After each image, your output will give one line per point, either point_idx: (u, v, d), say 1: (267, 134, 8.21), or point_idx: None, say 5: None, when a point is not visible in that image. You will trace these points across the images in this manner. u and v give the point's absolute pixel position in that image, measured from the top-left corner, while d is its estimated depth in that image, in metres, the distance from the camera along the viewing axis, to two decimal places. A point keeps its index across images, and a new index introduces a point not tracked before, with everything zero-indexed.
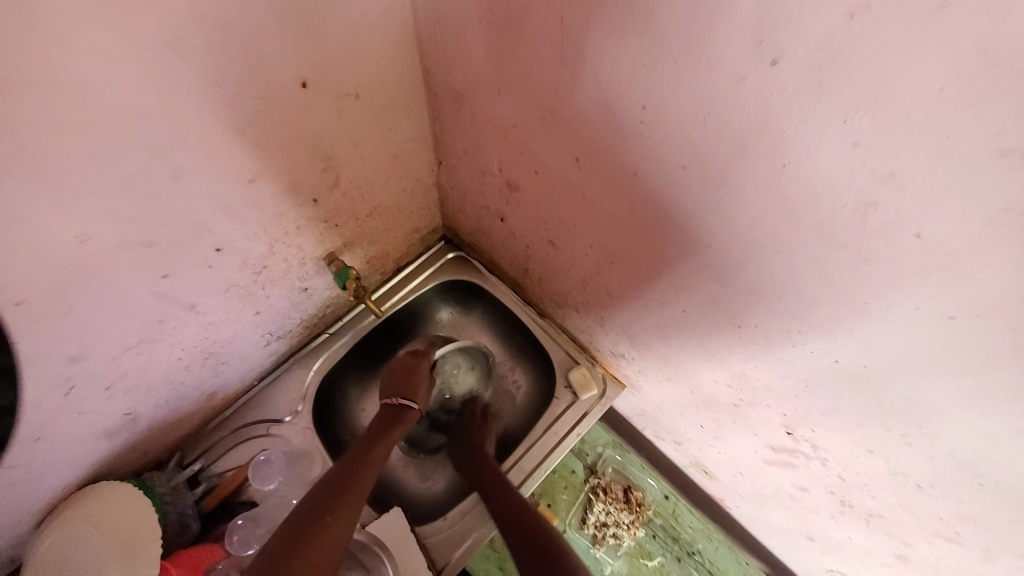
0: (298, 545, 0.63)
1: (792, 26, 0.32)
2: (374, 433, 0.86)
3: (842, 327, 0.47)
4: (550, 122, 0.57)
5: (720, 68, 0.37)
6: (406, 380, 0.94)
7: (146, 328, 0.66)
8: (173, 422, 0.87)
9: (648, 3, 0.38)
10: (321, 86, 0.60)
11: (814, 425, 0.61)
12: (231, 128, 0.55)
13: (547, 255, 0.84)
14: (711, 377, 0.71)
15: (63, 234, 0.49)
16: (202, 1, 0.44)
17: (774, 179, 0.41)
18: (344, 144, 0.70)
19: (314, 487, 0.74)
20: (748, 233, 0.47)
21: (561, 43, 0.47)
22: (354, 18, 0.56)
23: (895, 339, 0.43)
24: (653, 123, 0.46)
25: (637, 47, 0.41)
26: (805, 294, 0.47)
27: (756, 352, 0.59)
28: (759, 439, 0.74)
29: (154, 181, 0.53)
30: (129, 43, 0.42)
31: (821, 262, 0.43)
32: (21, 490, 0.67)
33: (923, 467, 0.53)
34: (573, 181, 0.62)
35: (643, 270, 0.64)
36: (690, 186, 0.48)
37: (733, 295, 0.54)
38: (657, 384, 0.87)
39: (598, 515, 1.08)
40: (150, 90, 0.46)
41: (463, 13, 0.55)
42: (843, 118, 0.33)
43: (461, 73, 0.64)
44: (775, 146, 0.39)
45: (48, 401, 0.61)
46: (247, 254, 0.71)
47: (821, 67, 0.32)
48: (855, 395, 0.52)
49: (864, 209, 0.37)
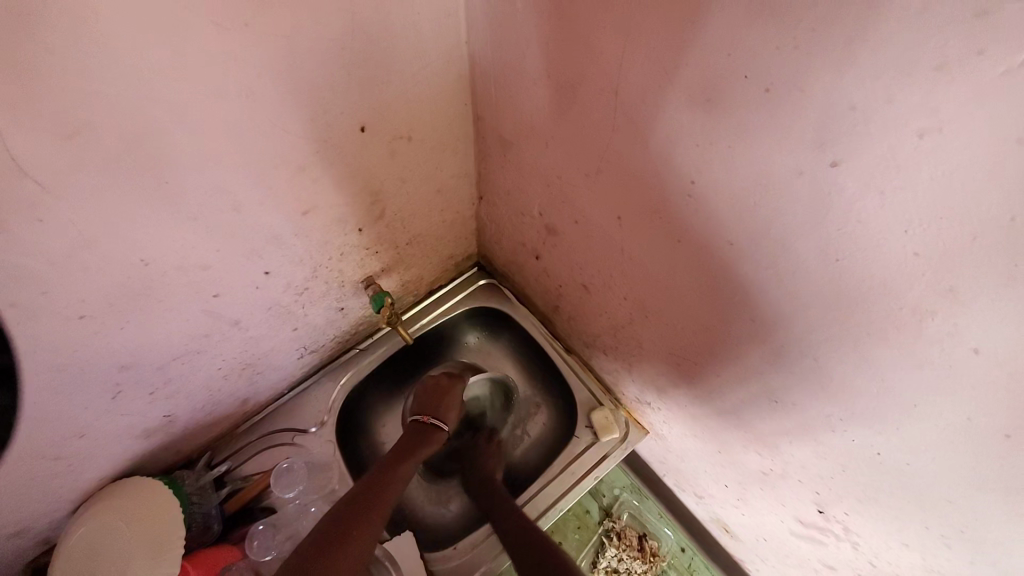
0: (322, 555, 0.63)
1: (857, 135, 0.31)
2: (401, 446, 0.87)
3: (887, 420, 0.45)
4: (596, 180, 0.58)
5: (777, 162, 0.37)
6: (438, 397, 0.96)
7: (193, 340, 0.70)
8: (206, 425, 0.91)
9: (707, 92, 0.38)
10: (377, 128, 0.62)
11: (848, 509, 0.59)
12: (291, 166, 0.58)
13: (580, 297, 0.84)
14: (741, 442, 0.69)
15: (129, 257, 0.52)
16: (279, 56, 0.47)
17: (824, 270, 0.40)
18: (393, 180, 0.72)
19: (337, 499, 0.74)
20: (793, 316, 0.45)
21: (614, 113, 0.48)
22: (416, 69, 0.59)
23: (939, 441, 0.42)
24: (701, 201, 0.46)
25: (691, 128, 0.41)
26: (848, 383, 0.46)
27: (791, 428, 0.57)
28: (787, 510, 0.71)
29: (217, 212, 0.56)
30: (208, 93, 0.45)
31: (870, 354, 0.42)
32: (64, 479, 0.71)
33: (962, 571, 0.51)
34: (613, 236, 0.62)
35: (677, 329, 0.63)
36: (732, 260, 0.47)
37: (773, 371, 0.53)
38: (681, 437, 0.85)
39: (610, 560, 1.06)
40: (222, 135, 0.49)
41: (520, 71, 0.57)
42: (904, 228, 0.33)
43: (510, 121, 0.65)
44: (829, 240, 0.38)
45: (98, 402, 0.65)
46: (291, 277, 0.74)
47: (884, 177, 0.32)
48: (896, 488, 0.50)
49: (921, 316, 0.36)
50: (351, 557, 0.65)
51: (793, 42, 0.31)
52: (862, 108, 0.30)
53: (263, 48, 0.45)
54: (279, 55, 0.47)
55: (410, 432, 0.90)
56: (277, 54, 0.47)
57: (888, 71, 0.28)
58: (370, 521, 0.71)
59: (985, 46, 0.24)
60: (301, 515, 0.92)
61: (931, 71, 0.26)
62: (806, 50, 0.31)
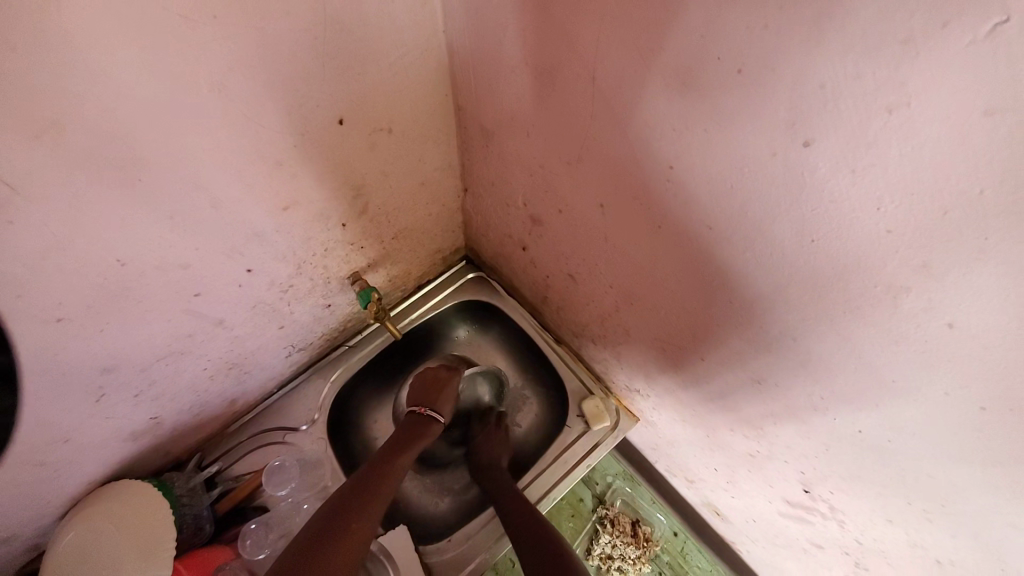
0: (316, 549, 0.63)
1: (828, 114, 0.31)
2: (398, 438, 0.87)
3: (867, 398, 0.46)
4: (578, 168, 0.57)
5: (752, 144, 0.37)
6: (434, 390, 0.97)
7: (176, 340, 0.69)
8: (194, 427, 0.90)
9: (682, 74, 0.38)
10: (356, 121, 0.61)
11: (833, 487, 0.60)
12: (269, 161, 0.57)
13: (567, 287, 0.84)
14: (728, 425, 0.69)
15: (106, 257, 0.51)
16: (251, 47, 0.46)
17: (802, 250, 0.40)
18: (374, 173, 0.71)
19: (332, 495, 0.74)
20: (774, 297, 0.46)
21: (592, 99, 0.48)
22: (394, 59, 0.58)
23: (919, 416, 0.43)
24: (680, 185, 0.46)
25: (668, 112, 0.41)
26: (829, 362, 0.46)
27: (776, 409, 0.57)
28: (775, 491, 0.72)
29: (194, 209, 0.55)
30: (179, 88, 0.44)
31: (849, 333, 0.42)
32: (49, 486, 0.70)
33: (943, 543, 0.52)
34: (597, 224, 0.62)
35: (662, 315, 0.64)
36: (712, 244, 0.47)
37: (756, 353, 0.53)
38: (671, 423, 0.86)
39: (604, 547, 1.06)
40: (195, 131, 0.48)
41: (498, 59, 0.56)
42: (877, 206, 0.33)
43: (491, 111, 0.65)
44: (805, 220, 0.38)
45: (81, 406, 0.64)
46: (275, 274, 0.73)
47: (856, 154, 0.32)
48: (878, 464, 0.51)
49: (896, 293, 0.36)
50: (346, 552, 0.65)
51: (762, 22, 0.31)
52: (831, 86, 0.30)
53: (234, 40, 0.44)
54: (251, 46, 0.46)
55: (406, 426, 0.90)
56: (249, 46, 0.46)
57: (856, 48, 0.28)
58: (368, 514, 0.71)
59: (950, 19, 0.24)
60: (294, 513, 0.91)
61: (898, 47, 0.26)
62: (775, 30, 0.31)
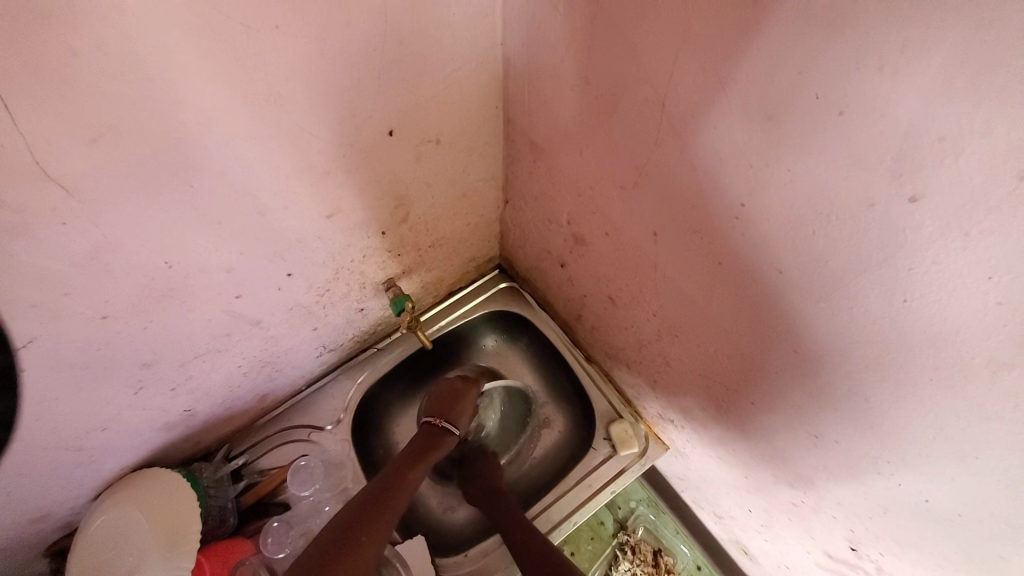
0: (334, 556, 0.63)
1: (942, 170, 0.28)
2: (412, 449, 0.85)
3: (943, 470, 0.42)
4: (634, 193, 0.55)
5: (845, 190, 0.34)
6: (449, 398, 0.93)
7: (214, 339, 0.69)
8: (224, 419, 0.91)
9: (770, 110, 0.35)
10: (405, 133, 0.60)
11: (883, 550, 0.56)
12: (317, 170, 0.57)
13: (605, 309, 0.82)
14: (771, 471, 0.66)
15: (154, 259, 0.51)
16: (311, 58, 0.45)
17: (889, 308, 0.36)
18: (418, 183, 0.70)
19: (347, 502, 0.73)
20: (845, 353, 0.42)
21: (659, 126, 0.45)
22: (448, 71, 0.56)
23: (1000, 498, 0.39)
24: (751, 224, 0.43)
25: (746, 147, 0.38)
26: (903, 428, 0.42)
27: (831, 465, 0.54)
28: (816, 543, 0.68)
29: (242, 214, 0.55)
30: (236, 96, 0.44)
31: (928, 400, 0.39)
32: (84, 470, 0.71)
33: None
34: (648, 252, 0.59)
35: (711, 352, 0.60)
36: (781, 289, 0.44)
37: (813, 404, 0.50)
38: (706, 458, 0.82)
39: (623, 574, 1.03)
40: (249, 138, 0.48)
41: (556, 76, 0.54)
42: (988, 274, 0.30)
43: (544, 127, 0.63)
44: (899, 277, 0.34)
45: (120, 397, 0.65)
46: (314, 278, 0.73)
47: (970, 216, 0.29)
48: (942, 537, 0.47)
49: (996, 368, 0.33)
50: (365, 562, 0.65)
51: (877, 64, 0.28)
52: (953, 140, 0.27)
53: (295, 49, 0.44)
54: (310, 57, 0.45)
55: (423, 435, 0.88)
56: (308, 56, 0.45)
57: (993, 101, 0.25)
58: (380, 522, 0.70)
59: None
60: (315, 514, 0.91)
61: None
62: (890, 73, 0.27)
